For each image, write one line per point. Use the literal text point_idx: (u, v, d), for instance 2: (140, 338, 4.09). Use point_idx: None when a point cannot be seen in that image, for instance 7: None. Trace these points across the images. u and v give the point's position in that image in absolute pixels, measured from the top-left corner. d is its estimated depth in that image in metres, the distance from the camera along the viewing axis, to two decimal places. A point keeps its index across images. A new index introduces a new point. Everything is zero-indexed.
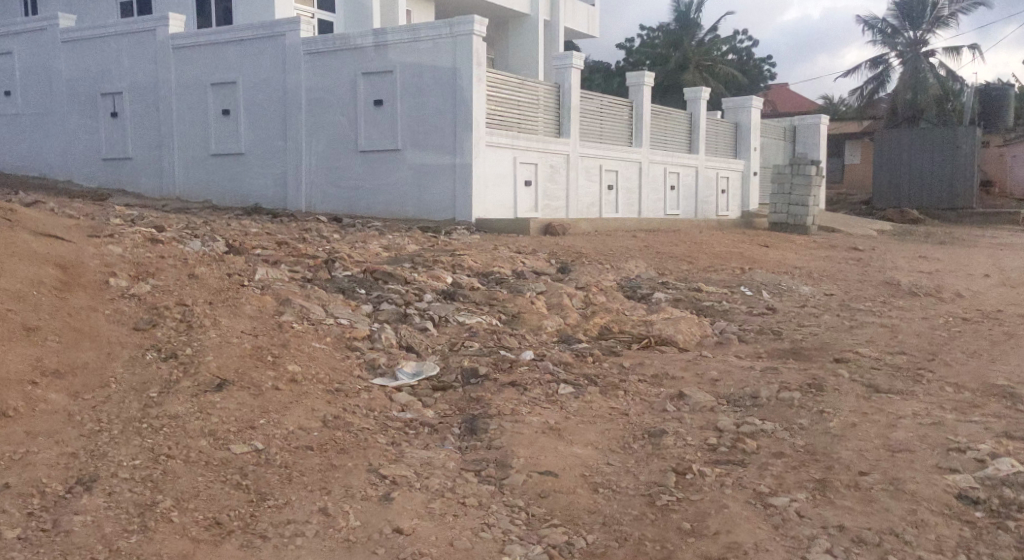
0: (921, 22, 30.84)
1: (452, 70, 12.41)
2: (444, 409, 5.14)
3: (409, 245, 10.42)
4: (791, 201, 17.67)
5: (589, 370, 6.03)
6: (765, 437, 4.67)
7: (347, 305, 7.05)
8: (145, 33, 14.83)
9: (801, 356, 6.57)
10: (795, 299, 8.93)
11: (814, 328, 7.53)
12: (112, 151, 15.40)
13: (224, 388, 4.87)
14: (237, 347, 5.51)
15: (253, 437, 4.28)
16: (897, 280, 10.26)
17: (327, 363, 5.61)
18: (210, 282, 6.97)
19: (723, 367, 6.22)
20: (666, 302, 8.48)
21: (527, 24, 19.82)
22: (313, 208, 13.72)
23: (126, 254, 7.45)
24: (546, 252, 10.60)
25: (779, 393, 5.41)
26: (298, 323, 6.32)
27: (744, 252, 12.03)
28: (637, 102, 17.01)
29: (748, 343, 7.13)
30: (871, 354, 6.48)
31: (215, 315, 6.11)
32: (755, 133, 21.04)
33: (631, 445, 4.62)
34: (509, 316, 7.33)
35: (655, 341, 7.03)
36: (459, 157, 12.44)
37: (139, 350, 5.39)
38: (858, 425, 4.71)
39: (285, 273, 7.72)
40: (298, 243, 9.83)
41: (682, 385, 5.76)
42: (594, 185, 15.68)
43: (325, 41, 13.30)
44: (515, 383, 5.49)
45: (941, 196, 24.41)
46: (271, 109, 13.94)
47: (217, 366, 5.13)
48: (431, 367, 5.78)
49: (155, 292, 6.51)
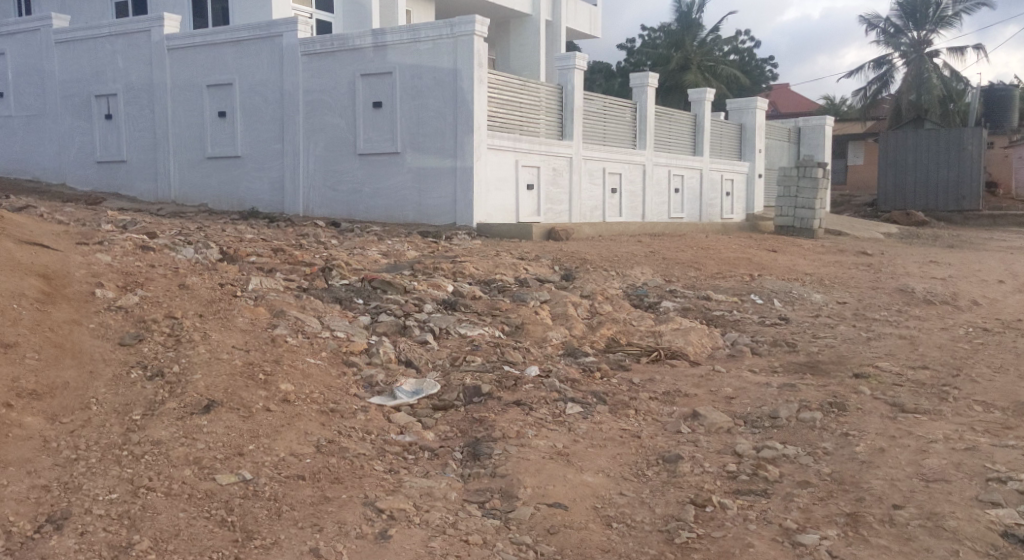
0: (925, 22, 30.63)
1: (453, 72, 12.12)
2: (446, 431, 4.86)
3: (409, 251, 10.14)
4: (797, 204, 17.38)
5: (597, 387, 5.74)
6: (788, 463, 4.41)
7: (345, 317, 6.78)
8: (140, 33, 14.56)
9: (818, 371, 6.29)
10: (808, 308, 8.66)
11: (830, 339, 7.24)
12: (106, 153, 15.12)
13: (211, 409, 4.57)
14: (228, 365, 5.22)
15: (241, 465, 4.00)
16: (911, 286, 9.99)
17: (322, 381, 5.32)
18: (201, 293, 6.68)
19: (738, 383, 5.94)
20: (675, 312, 8.19)
21: (528, 24, 19.53)
22: (311, 212, 13.43)
23: (115, 263, 7.17)
24: (549, 258, 10.31)
25: (799, 413, 5.13)
26: (292, 337, 6.02)
27: (752, 258, 11.75)
28: (640, 104, 16.73)
29: (762, 356, 6.85)
30: (893, 369, 6.19)
31: (205, 329, 5.83)
32: (760, 134, 20.75)
33: (644, 472, 4.35)
34: (513, 328, 7.06)
35: (666, 353, 6.74)
36: (460, 161, 12.15)
37: (123, 367, 5.10)
38: (887, 449, 4.44)
39: (279, 282, 7.44)
40: (295, 249, 9.55)
41: (696, 404, 5.48)
42: (597, 188, 15.38)
43: (323, 42, 13.01)
44: (520, 402, 5.22)
45: (948, 198, 24.10)
46: (268, 111, 13.64)
47: (205, 385, 4.83)
48: (432, 385, 5.46)
49: (144, 304, 6.23)
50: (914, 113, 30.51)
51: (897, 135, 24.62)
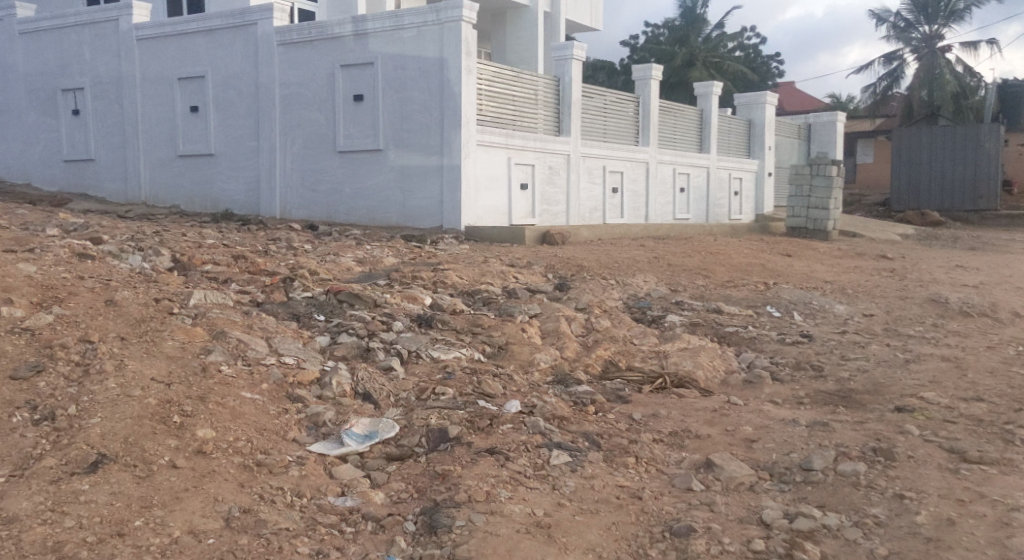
0: (937, 16, 29.63)
1: (439, 61, 11.13)
2: (398, 491, 3.91)
3: (387, 258, 9.19)
4: (810, 204, 16.38)
5: (589, 427, 4.76)
6: (830, 539, 3.49)
7: (298, 338, 5.79)
8: (107, 22, 13.63)
9: (852, 404, 5.33)
10: (832, 323, 7.69)
11: (861, 362, 6.24)
12: (74, 151, 14.19)
13: (99, 467, 3.64)
14: (138, 404, 4.24)
15: (116, 552, 3.13)
16: (945, 296, 8.96)
17: (254, 423, 4.35)
18: (130, 309, 5.72)
19: (759, 420, 4.97)
20: (682, 327, 7.19)
21: (526, 16, 18.55)
22: (288, 214, 12.47)
23: (37, 273, 6.23)
24: (543, 265, 9.36)
25: (837, 464, 4.17)
26: (229, 365, 5.05)
27: (765, 263, 10.78)
28: (644, 97, 15.73)
29: (784, 384, 5.87)
30: (941, 402, 5.21)
31: (123, 356, 4.89)
32: (769, 131, 19.76)
33: (646, 552, 3.44)
34: (494, 349, 6.09)
35: (672, 381, 5.81)
36: (446, 158, 11.16)
37: (6, 410, 4.16)
38: (958, 521, 3.54)
39: (228, 295, 6.46)
40: (258, 256, 8.60)
41: (709, 450, 4.51)
42: (596, 187, 14.39)
43: (300, 31, 12.07)
44: (494, 449, 4.25)
45: (963, 198, 23.04)
46: (243, 105, 12.71)
47: (100, 434, 3.89)
48: (389, 427, 4.49)
49: (57, 325, 5.29)
50: (926, 111, 29.43)
51: (911, 131, 23.61)
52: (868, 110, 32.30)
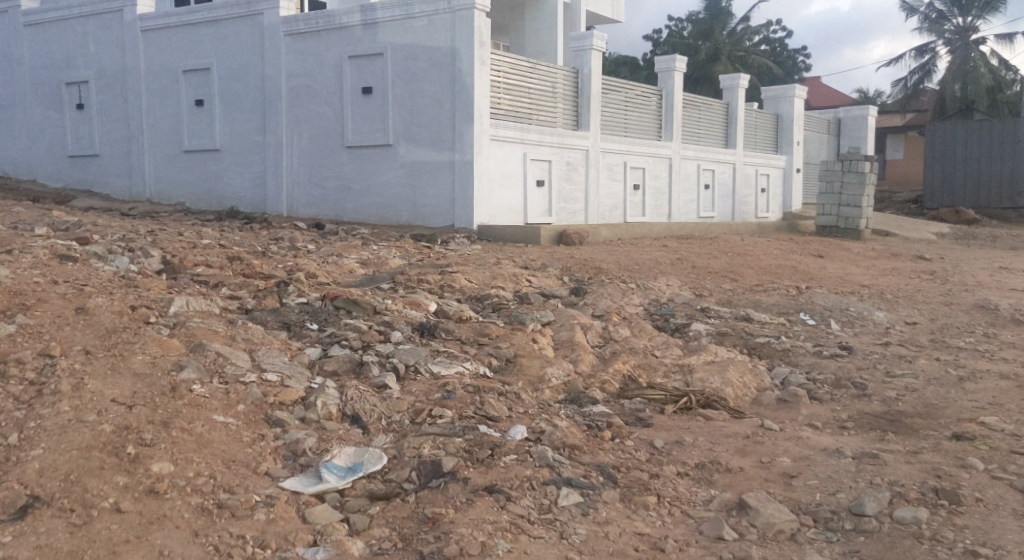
0: (970, 7, 28.67)
1: (451, 52, 10.58)
2: (379, 540, 3.38)
3: (393, 259, 8.66)
4: (841, 201, 15.69)
5: (605, 458, 4.19)
6: None
7: (284, 350, 5.24)
8: (111, 14, 13.21)
9: (903, 430, 4.71)
10: (872, 332, 7.07)
11: (910, 380, 5.60)
12: (79, 147, 13.79)
13: (29, 514, 3.16)
14: (90, 431, 3.69)
15: None
16: (993, 301, 8.28)
17: (223, 453, 3.81)
18: (101, 316, 5.18)
19: (798, 450, 4.37)
20: (708, 338, 6.59)
21: (544, 7, 17.96)
22: (294, 212, 11.99)
23: (7, 277, 5.72)
24: (558, 266, 8.78)
25: (893, 508, 3.59)
26: (202, 380, 4.49)
27: (796, 265, 10.14)
28: (667, 90, 15.10)
29: (824, 404, 5.26)
30: (1005, 428, 4.59)
31: (84, 372, 4.36)
32: (798, 125, 19.03)
33: None
34: (501, 363, 5.52)
35: (698, 401, 5.21)
36: (458, 154, 10.60)
37: None
38: None
39: (214, 303, 5.91)
40: (255, 257, 8.09)
41: (743, 487, 3.92)
42: (617, 184, 13.79)
43: (307, 21, 11.57)
44: (493, 488, 3.70)
45: (1000, 195, 22.13)
46: (249, 99, 12.22)
47: (38, 469, 3.38)
48: (375, 458, 3.94)
49: (18, 337, 4.78)
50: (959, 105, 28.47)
51: (945, 126, 22.75)
52: (898, 105, 31.38)
